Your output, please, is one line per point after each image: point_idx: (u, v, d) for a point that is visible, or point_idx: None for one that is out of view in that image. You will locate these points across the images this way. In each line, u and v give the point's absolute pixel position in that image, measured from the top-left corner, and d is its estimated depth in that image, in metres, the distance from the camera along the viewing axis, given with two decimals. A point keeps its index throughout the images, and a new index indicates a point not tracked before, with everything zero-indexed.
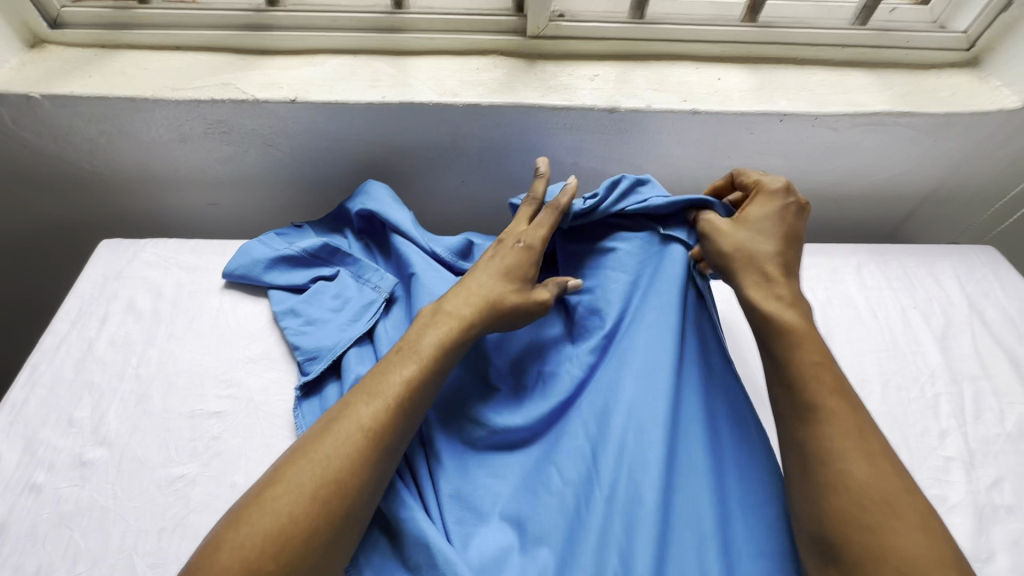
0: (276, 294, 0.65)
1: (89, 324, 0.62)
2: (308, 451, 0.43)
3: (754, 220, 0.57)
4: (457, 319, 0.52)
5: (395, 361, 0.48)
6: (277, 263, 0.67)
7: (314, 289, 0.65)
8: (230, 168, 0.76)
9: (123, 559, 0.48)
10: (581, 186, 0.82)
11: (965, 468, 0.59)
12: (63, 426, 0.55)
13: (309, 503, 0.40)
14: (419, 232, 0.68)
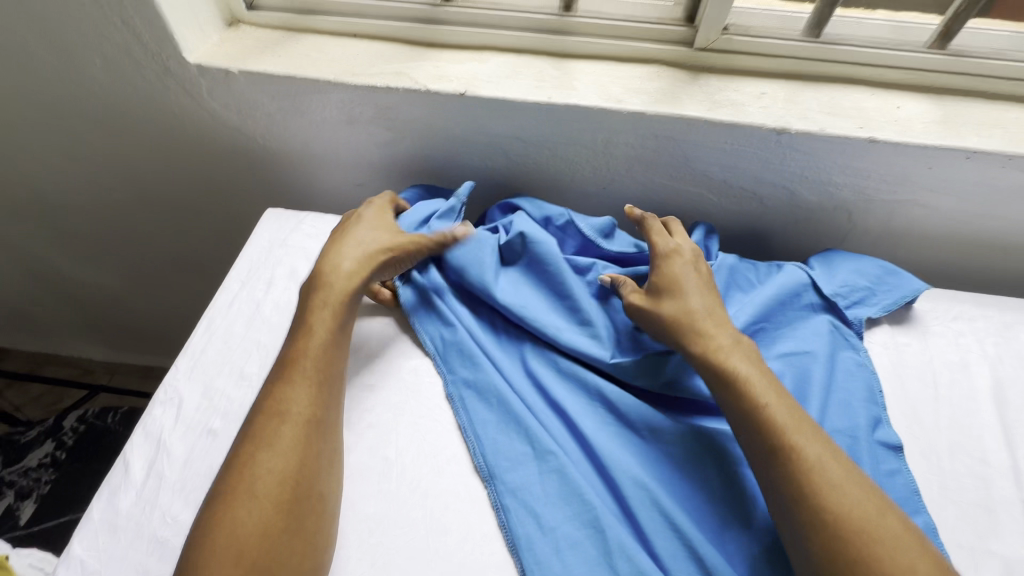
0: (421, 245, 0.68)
1: (257, 286, 0.67)
2: (231, 482, 0.47)
3: (678, 270, 0.62)
4: (324, 336, 0.56)
5: (285, 398, 0.52)
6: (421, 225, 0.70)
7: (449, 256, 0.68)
8: (385, 153, 0.80)
9: None
10: (724, 206, 0.79)
11: None
12: (235, 379, 0.58)
13: (261, 521, 0.45)
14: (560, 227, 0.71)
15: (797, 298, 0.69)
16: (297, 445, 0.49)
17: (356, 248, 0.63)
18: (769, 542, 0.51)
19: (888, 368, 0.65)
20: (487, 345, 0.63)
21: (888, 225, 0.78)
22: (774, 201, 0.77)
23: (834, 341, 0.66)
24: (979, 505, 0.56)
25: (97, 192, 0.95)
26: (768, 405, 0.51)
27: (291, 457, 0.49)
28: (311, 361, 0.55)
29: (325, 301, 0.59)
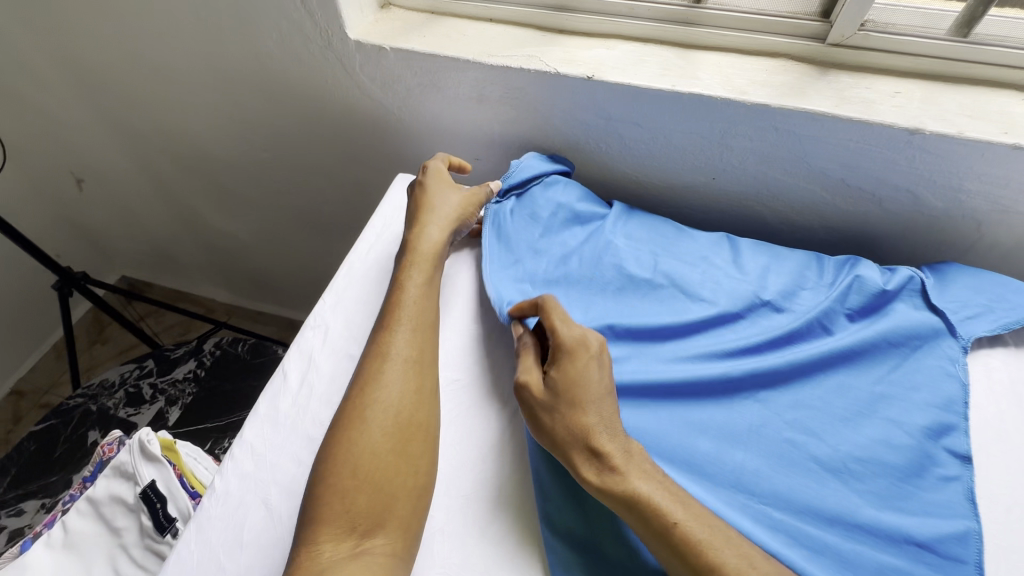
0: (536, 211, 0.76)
1: (390, 239, 0.75)
2: (354, 413, 0.55)
3: (586, 383, 0.54)
4: (416, 293, 0.64)
5: (393, 345, 0.59)
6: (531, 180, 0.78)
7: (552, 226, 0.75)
8: (505, 130, 0.86)
9: None
10: (837, 206, 0.78)
11: None
12: (370, 315, 0.67)
13: (379, 448, 0.53)
14: (655, 220, 0.77)
15: (902, 295, 0.67)
16: (410, 389, 0.57)
17: (441, 221, 0.71)
18: (817, 515, 0.53)
19: (1006, 384, 0.63)
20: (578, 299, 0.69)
21: (1021, 240, 0.74)
22: (895, 205, 0.75)
23: (927, 343, 0.63)
24: None
25: (249, 150, 1.10)
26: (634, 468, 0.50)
27: (402, 395, 0.56)
28: (408, 308, 0.62)
29: (420, 264, 0.67)
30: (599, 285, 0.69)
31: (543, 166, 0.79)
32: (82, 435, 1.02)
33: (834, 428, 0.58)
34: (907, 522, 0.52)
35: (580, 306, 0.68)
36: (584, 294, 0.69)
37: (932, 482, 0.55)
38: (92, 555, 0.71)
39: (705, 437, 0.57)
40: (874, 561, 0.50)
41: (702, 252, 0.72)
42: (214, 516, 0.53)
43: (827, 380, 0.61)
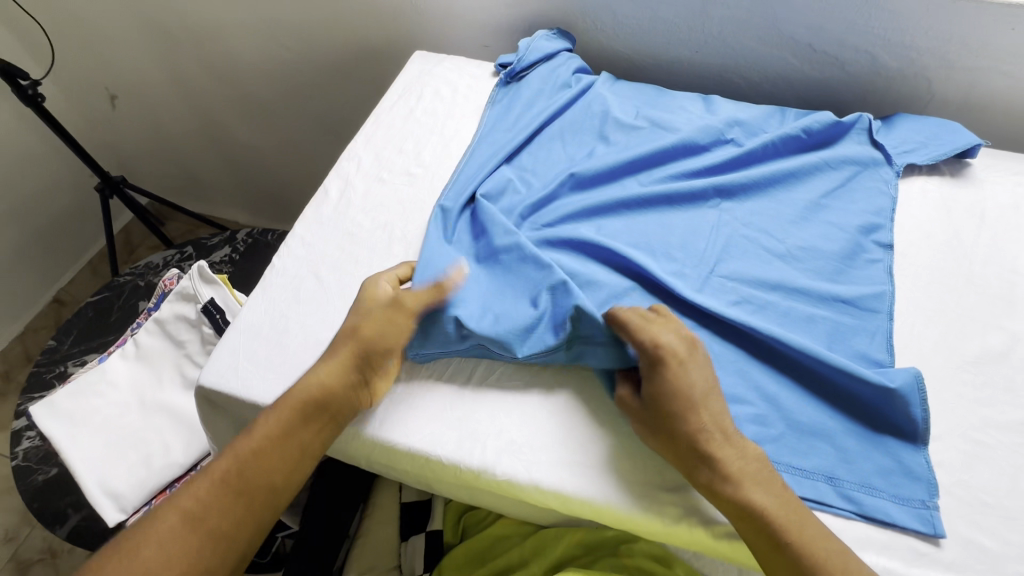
0: (541, 72, 0.85)
1: (410, 98, 0.86)
2: (162, 509, 0.49)
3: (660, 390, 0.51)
4: (302, 403, 0.53)
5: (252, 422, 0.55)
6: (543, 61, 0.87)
7: (551, 80, 0.85)
8: (511, 13, 0.95)
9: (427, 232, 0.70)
10: (806, 73, 0.88)
11: None
12: (396, 151, 0.78)
13: (152, 553, 0.46)
14: (638, 88, 0.89)
15: (848, 134, 0.79)
16: (212, 501, 0.49)
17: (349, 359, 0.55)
18: (767, 283, 0.65)
19: (939, 199, 0.74)
20: (572, 138, 0.79)
21: (965, 94, 0.84)
22: (855, 68, 0.85)
23: (865, 169, 0.75)
24: (1002, 297, 0.64)
25: (277, 52, 1.20)
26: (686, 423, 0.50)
27: (216, 497, 0.49)
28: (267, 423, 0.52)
29: (281, 409, 0.53)
30: (589, 129, 0.80)
31: (551, 47, 0.88)
32: (134, 304, 1.14)
33: (783, 229, 0.70)
34: (836, 287, 0.64)
35: (570, 145, 0.79)
36: (575, 134, 0.80)
37: (864, 263, 0.67)
38: (161, 363, 0.83)
39: (675, 235, 0.68)
40: (808, 310, 0.62)
41: (680, 109, 0.84)
42: (275, 283, 0.65)
43: (779, 199, 0.73)
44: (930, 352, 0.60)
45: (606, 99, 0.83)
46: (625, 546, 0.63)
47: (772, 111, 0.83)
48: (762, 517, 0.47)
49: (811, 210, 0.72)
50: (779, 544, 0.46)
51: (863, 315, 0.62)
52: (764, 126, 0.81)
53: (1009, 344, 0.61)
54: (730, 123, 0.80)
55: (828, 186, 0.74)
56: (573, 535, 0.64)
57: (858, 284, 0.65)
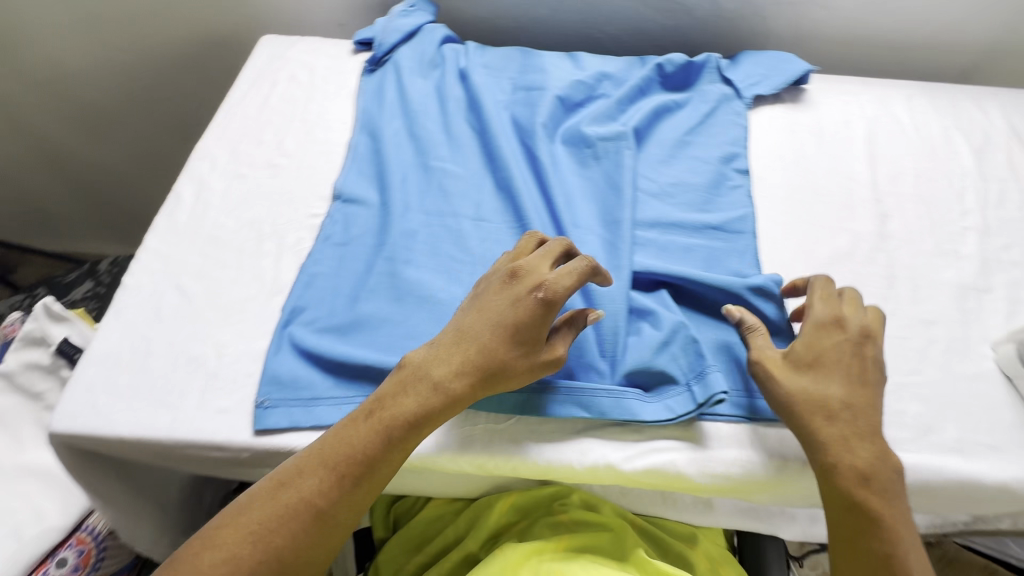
0: (404, 52, 0.82)
1: (263, 85, 0.80)
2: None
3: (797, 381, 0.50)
4: (340, 475, 0.47)
5: (392, 399, 0.49)
6: (403, 40, 0.83)
7: (415, 59, 0.82)
8: None
9: (299, 223, 0.66)
10: (657, 21, 0.92)
11: (979, 235, 0.69)
12: (255, 143, 0.72)
13: None
14: (506, 50, 0.88)
15: (702, 74, 0.84)
16: (346, 491, 0.47)
17: (407, 403, 0.49)
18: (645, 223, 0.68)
19: (783, 124, 0.81)
20: (445, 110, 0.78)
21: (795, 27, 0.92)
22: (699, 13, 0.91)
23: (718, 104, 0.81)
24: (844, 203, 0.72)
25: (110, 54, 1.07)
26: (835, 441, 0.47)
27: (337, 490, 0.46)
28: (301, 495, 0.46)
29: (318, 478, 0.47)
30: (461, 101, 0.79)
31: (406, 24, 0.83)
32: None
33: (656, 169, 0.73)
34: (705, 216, 0.69)
35: (443, 117, 0.77)
36: (446, 107, 0.78)
37: (727, 189, 0.72)
38: (17, 421, 0.72)
39: (557, 186, 0.69)
40: (685, 241, 0.66)
41: (547, 65, 0.84)
42: (129, 304, 0.58)
43: (651, 142, 0.76)
44: (790, 260, 0.66)
45: (473, 68, 0.82)
46: (557, 503, 0.63)
47: (633, 61, 0.86)
48: (852, 484, 0.46)
49: (678, 148, 0.76)
50: (849, 505, 0.46)
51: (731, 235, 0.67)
52: (625, 75, 0.84)
53: (853, 244, 0.68)
54: (594, 77, 0.82)
55: (691, 125, 0.78)
56: (505, 502, 0.63)
57: (723, 208, 0.70)
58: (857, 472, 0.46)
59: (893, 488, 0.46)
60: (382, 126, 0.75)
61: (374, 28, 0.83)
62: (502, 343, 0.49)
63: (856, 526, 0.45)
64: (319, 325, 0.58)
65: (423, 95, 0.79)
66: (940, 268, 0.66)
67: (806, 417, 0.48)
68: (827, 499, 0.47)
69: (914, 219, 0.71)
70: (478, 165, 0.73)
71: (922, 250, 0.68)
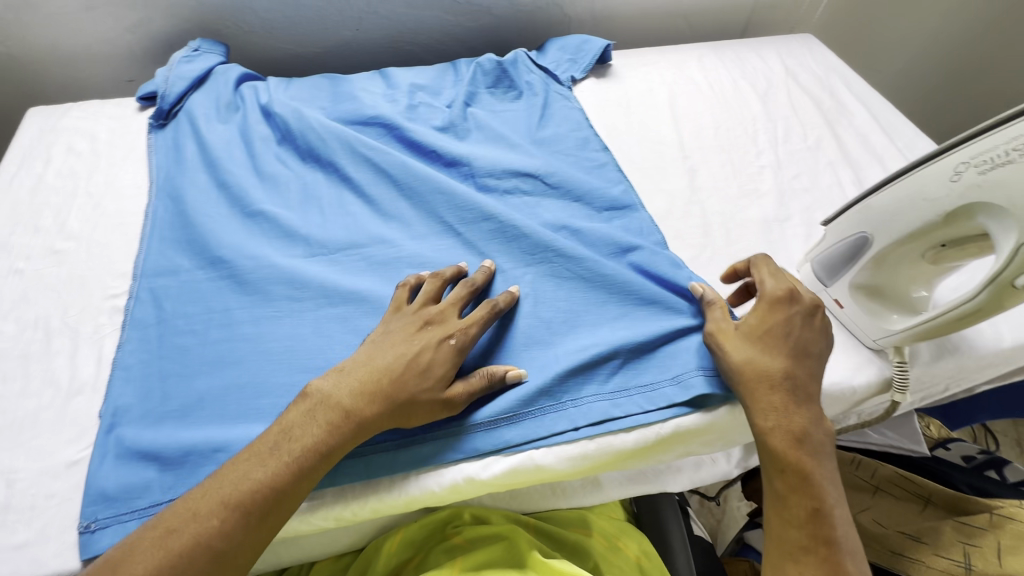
0: (198, 100, 0.76)
1: (34, 165, 0.71)
2: None
3: (742, 355, 0.51)
4: (249, 503, 0.43)
5: (300, 428, 0.46)
6: (192, 88, 0.77)
7: (212, 106, 0.77)
8: (139, 37, 0.83)
9: (96, 309, 0.59)
10: (462, 24, 0.93)
11: (774, 170, 0.76)
12: (31, 232, 0.64)
13: None
14: (315, 79, 0.85)
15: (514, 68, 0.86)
16: (253, 531, 0.43)
17: (314, 423, 0.46)
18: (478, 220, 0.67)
19: (592, 103, 0.84)
20: (254, 152, 0.73)
21: (590, 9, 0.97)
22: (500, 10, 0.93)
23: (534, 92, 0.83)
24: (657, 166, 0.76)
25: None
26: (779, 408, 0.49)
27: (242, 530, 0.42)
28: (205, 528, 0.41)
29: (227, 508, 0.42)
30: (271, 139, 0.75)
31: (192, 71, 0.77)
32: None
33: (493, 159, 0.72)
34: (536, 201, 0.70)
35: (252, 160, 0.73)
36: (255, 148, 0.74)
37: (563, 167, 0.73)
38: None
39: (394, 205, 0.67)
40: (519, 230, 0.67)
41: (359, 86, 0.82)
42: None
43: (480, 138, 0.76)
44: None
45: (277, 101, 0.78)
46: (451, 526, 0.61)
47: (447, 67, 0.87)
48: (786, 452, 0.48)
49: (510, 137, 0.76)
50: (782, 469, 0.48)
51: (571, 212, 0.69)
52: (439, 82, 0.84)
53: (669, 203, 0.72)
54: (408, 89, 0.82)
55: (513, 117, 0.80)
56: (392, 540, 0.60)
57: (565, 184, 0.71)
58: (764, 435, 0.49)
59: (818, 444, 0.49)
60: (183, 184, 0.69)
61: (156, 80, 0.77)
62: (425, 385, 0.49)
63: (791, 487, 0.47)
64: (135, 418, 0.51)
65: (227, 142, 0.74)
66: (746, 208, 0.72)
67: (753, 389, 0.50)
68: (767, 466, 0.49)
69: (719, 168, 0.76)
70: (307, 199, 0.69)
71: (728, 195, 0.74)
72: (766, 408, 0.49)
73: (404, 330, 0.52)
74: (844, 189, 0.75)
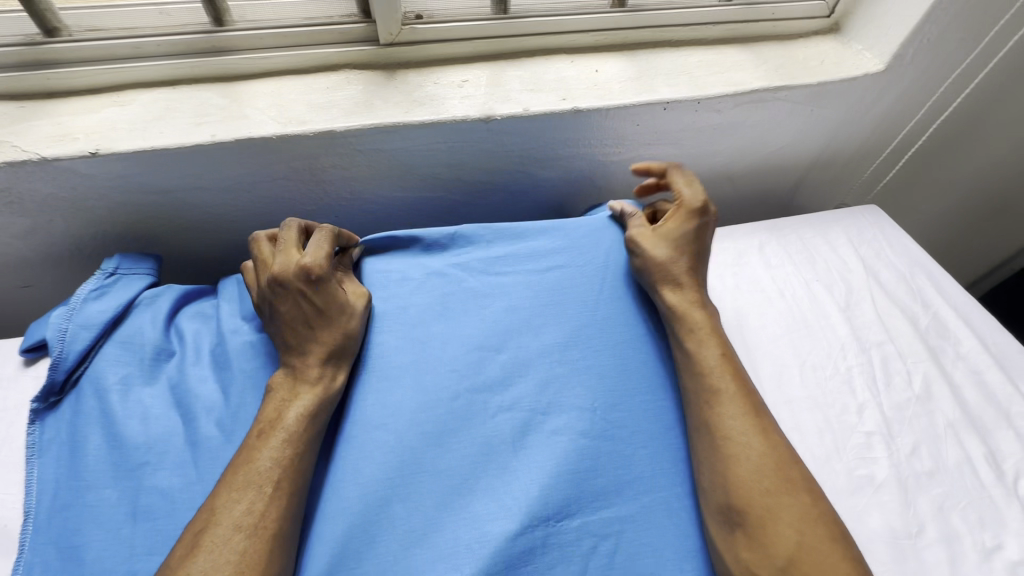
0: (110, 353, 0.55)
1: None
2: None
3: (726, 424, 0.50)
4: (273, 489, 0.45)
5: (281, 404, 0.50)
6: (102, 333, 0.56)
7: (133, 358, 0.55)
8: (36, 241, 0.62)
9: None
10: (471, 202, 0.75)
11: (885, 441, 0.59)
12: None
13: None
14: None
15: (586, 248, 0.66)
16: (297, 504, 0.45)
17: (306, 393, 0.51)
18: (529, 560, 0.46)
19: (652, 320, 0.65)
20: (192, 440, 0.51)
21: (626, 180, 0.80)
22: (518, 186, 0.74)
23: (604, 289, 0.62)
24: None
25: None
26: (760, 462, 0.48)
27: (268, 503, 0.44)
28: (239, 504, 0.43)
29: (254, 473, 0.45)
30: (225, 405, 0.53)
31: (105, 310, 0.56)
32: None
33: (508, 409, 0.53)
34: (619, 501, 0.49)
35: (189, 453, 0.51)
36: (196, 428, 0.52)
37: (625, 441, 0.52)
38: None
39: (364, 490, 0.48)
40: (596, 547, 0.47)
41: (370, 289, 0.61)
42: None
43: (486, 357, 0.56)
44: None
45: (235, 347, 0.57)
46: None
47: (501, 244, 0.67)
48: (789, 505, 0.45)
49: (540, 368, 0.55)
50: (782, 568, 0.43)
51: (651, 542, 0.48)
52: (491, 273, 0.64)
53: None
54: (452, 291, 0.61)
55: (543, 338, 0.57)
56: None
57: (635, 486, 0.50)
58: (740, 521, 0.46)
59: (823, 533, 0.44)
60: (81, 520, 0.47)
61: (46, 326, 0.55)
62: (320, 305, 0.54)
63: (809, 555, 0.43)
64: None
65: (155, 421, 0.52)
66: (863, 514, 0.54)
67: (726, 450, 0.49)
68: (784, 522, 0.44)
69: (817, 440, 0.59)
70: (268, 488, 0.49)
71: (835, 489, 0.56)
72: (759, 468, 0.47)
73: (281, 304, 0.54)
74: (977, 468, 0.58)
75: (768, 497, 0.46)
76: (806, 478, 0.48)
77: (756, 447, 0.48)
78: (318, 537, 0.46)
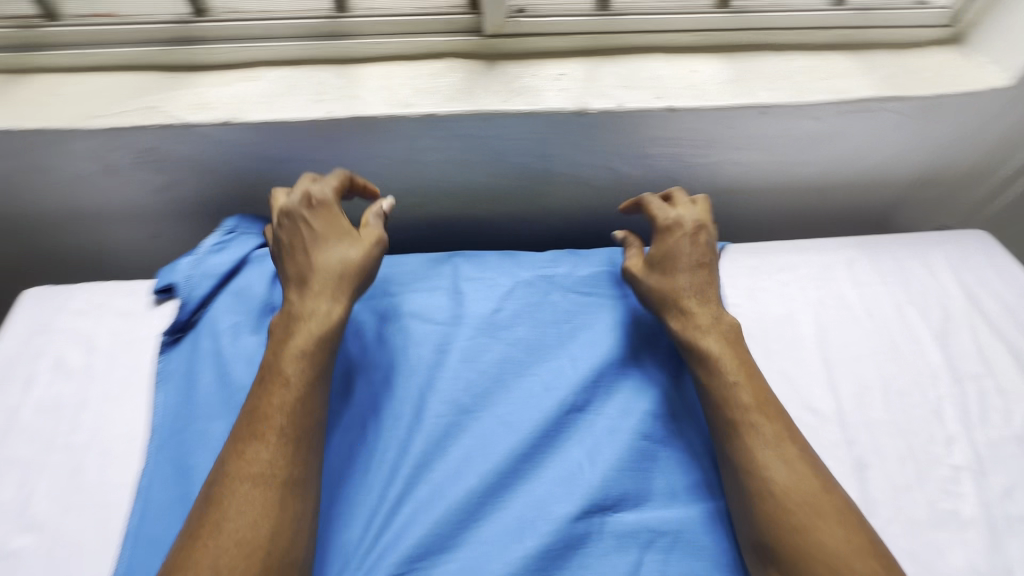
0: (225, 300, 0.61)
1: (11, 389, 0.56)
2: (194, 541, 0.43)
3: (761, 453, 0.49)
4: None
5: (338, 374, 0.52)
6: (219, 284, 0.62)
7: (243, 307, 0.61)
8: (168, 197, 0.70)
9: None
10: (553, 194, 0.76)
11: (975, 478, 0.56)
12: None
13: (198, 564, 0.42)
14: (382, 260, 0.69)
15: None
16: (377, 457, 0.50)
17: None
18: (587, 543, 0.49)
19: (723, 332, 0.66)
20: None
21: (711, 184, 0.79)
22: (601, 181, 0.75)
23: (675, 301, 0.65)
24: None
25: None
26: (795, 497, 0.47)
27: None
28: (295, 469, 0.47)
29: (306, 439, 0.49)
30: None
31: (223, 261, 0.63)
32: None
33: (569, 406, 0.55)
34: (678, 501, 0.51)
35: None
36: None
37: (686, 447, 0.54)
38: None
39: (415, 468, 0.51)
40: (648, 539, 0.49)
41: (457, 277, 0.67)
42: None
43: (550, 357, 0.59)
44: None
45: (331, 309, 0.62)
46: None
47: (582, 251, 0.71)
48: (827, 546, 0.44)
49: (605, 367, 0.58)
50: None
51: (702, 542, 0.49)
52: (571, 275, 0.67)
53: None
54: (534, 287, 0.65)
55: (613, 339, 0.61)
56: None
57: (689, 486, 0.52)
58: (773, 555, 0.45)
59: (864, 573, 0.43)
60: (191, 441, 0.53)
61: (176, 272, 0.62)
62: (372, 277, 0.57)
63: None
64: None
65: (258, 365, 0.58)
66: (943, 550, 0.52)
67: (757, 479, 0.48)
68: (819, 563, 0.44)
69: (897, 467, 0.56)
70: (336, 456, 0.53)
71: (913, 518, 0.53)
72: (794, 504, 0.46)
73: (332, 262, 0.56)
74: None
75: (804, 536, 0.45)
76: (848, 517, 0.46)
77: (791, 480, 0.47)
78: (393, 464, 0.52)
